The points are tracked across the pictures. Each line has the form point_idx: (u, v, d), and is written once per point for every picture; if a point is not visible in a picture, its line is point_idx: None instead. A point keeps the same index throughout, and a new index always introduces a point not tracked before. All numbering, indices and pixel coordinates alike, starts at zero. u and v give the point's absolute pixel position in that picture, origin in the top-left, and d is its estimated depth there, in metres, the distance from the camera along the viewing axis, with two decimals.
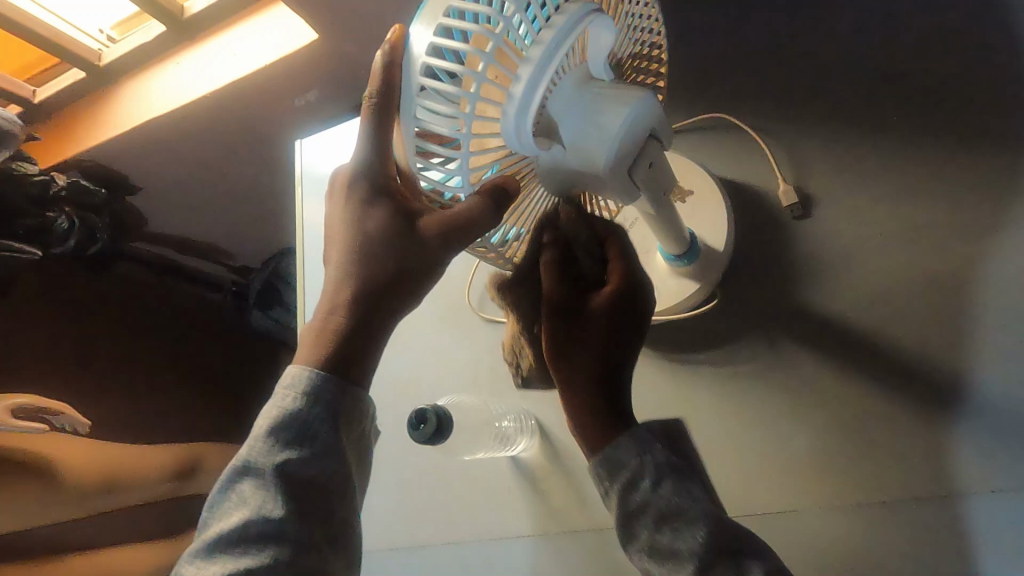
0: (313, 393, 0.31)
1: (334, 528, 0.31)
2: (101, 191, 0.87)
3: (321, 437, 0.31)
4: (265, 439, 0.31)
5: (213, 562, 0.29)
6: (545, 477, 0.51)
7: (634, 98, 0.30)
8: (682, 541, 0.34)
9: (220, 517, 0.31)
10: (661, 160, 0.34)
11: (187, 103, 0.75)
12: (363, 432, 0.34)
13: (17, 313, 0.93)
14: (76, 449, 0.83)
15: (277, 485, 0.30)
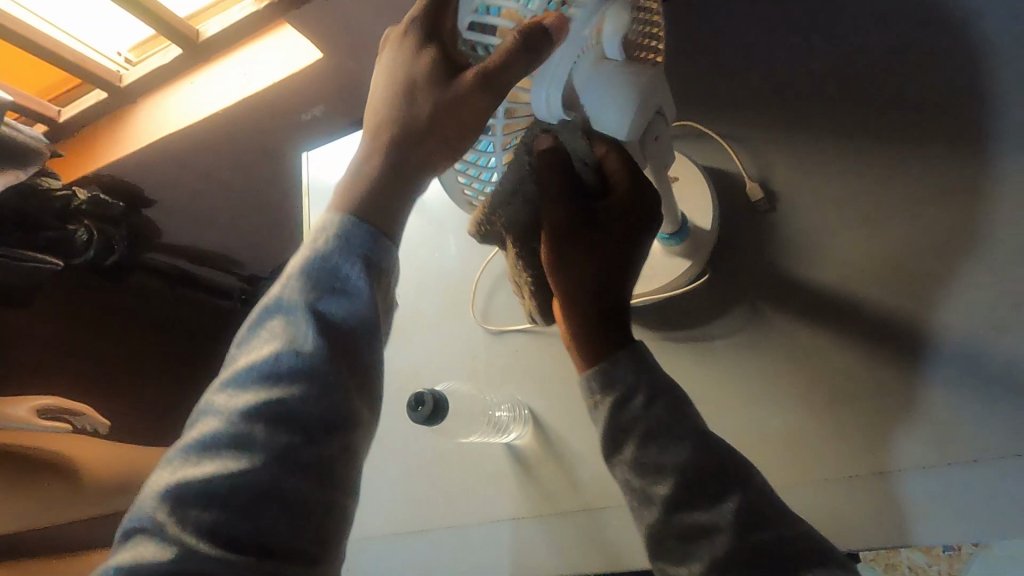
0: (347, 237, 0.33)
1: (361, 372, 0.32)
2: (120, 204, 0.92)
3: (351, 283, 0.32)
4: (299, 280, 0.33)
5: (244, 392, 0.31)
6: (539, 462, 0.54)
7: (647, 76, 0.36)
8: (667, 455, 0.36)
9: (251, 351, 0.32)
10: (664, 135, 0.41)
11: (201, 118, 0.80)
12: (390, 288, 0.34)
13: (40, 318, 0.97)
14: (98, 449, 0.86)
15: (306, 321, 0.31)
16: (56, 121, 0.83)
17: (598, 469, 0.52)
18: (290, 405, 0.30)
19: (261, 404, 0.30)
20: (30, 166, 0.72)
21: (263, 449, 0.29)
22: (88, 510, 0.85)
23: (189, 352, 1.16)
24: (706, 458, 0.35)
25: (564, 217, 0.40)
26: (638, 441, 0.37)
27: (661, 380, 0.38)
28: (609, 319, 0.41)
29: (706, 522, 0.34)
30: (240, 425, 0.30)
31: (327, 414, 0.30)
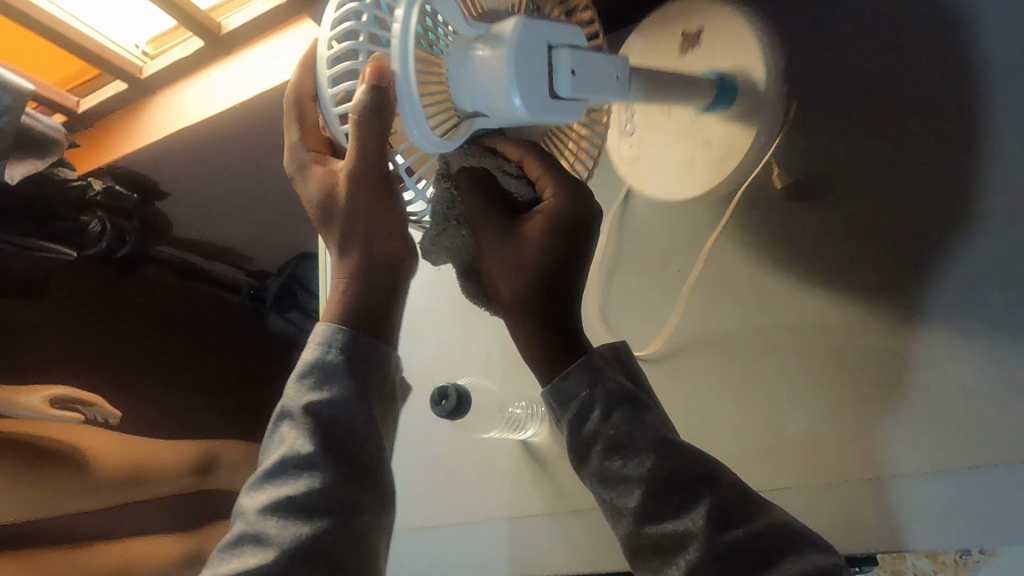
0: (337, 343, 0.35)
1: (362, 466, 0.34)
2: (134, 195, 0.92)
3: (343, 383, 0.34)
4: (297, 385, 0.35)
5: (262, 491, 0.34)
6: (555, 460, 0.54)
7: (506, 42, 0.33)
8: (630, 467, 0.35)
9: (267, 453, 0.35)
10: (580, 64, 0.36)
11: (216, 112, 0.80)
12: (388, 382, 0.36)
13: (47, 307, 0.97)
14: (102, 442, 0.86)
15: (304, 421, 0.34)
16: (74, 111, 0.83)
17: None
18: (301, 500, 0.32)
19: (276, 504, 0.33)
20: (48, 156, 0.71)
21: (278, 546, 0.32)
22: (96, 502, 0.84)
23: (195, 345, 1.18)
24: (663, 456, 0.35)
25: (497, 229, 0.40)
26: (603, 457, 0.36)
27: (616, 386, 0.37)
28: (547, 320, 0.39)
29: (681, 532, 0.33)
30: (255, 524, 0.33)
31: (329, 509, 0.33)
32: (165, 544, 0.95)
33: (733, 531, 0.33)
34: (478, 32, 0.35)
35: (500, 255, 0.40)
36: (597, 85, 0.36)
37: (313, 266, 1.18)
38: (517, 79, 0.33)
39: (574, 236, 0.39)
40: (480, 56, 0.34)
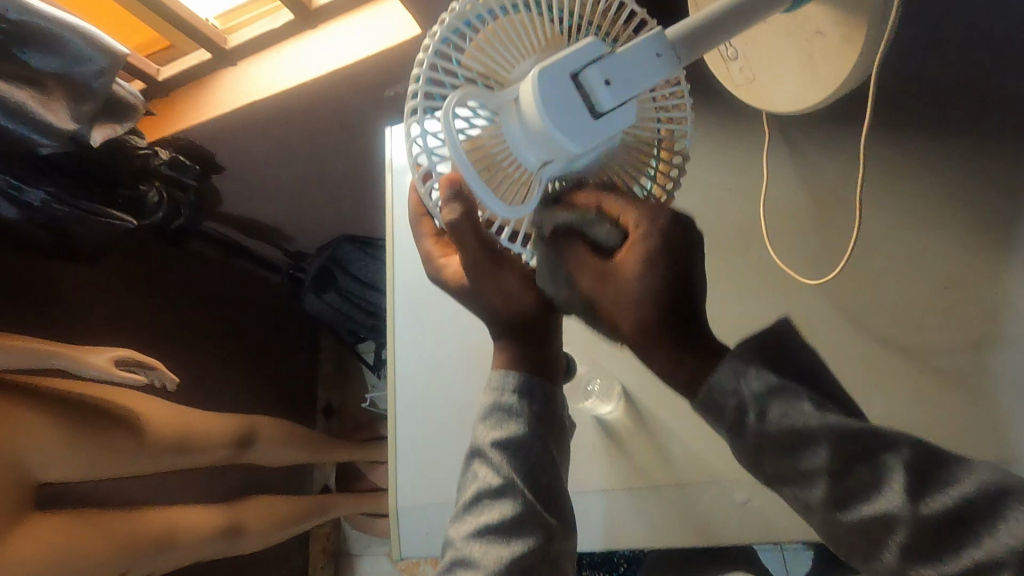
0: (516, 389, 0.47)
1: (546, 485, 0.45)
2: (194, 166, 0.93)
3: (526, 419, 0.46)
4: (486, 428, 0.47)
5: (472, 520, 0.44)
6: (629, 436, 0.55)
7: (531, 99, 0.37)
8: (808, 459, 0.34)
9: (467, 489, 0.46)
10: (606, 71, 0.38)
11: (285, 88, 0.81)
12: (554, 419, 0.48)
13: (102, 273, 0.98)
14: (155, 408, 0.88)
15: (499, 452, 0.45)
16: (154, 79, 0.84)
17: (693, 446, 0.53)
18: (508, 516, 0.42)
19: (487, 524, 0.42)
20: (125, 121, 0.72)
21: (499, 559, 0.41)
22: (146, 466, 0.85)
23: (234, 321, 1.21)
24: (839, 436, 0.33)
25: (597, 273, 0.40)
26: (776, 456, 0.35)
27: (759, 382, 0.36)
28: (676, 322, 0.39)
29: (881, 514, 0.31)
30: (474, 546, 0.42)
31: (534, 521, 0.43)
32: (204, 513, 0.96)
33: (935, 501, 0.30)
34: (510, 97, 0.39)
35: (609, 296, 0.40)
36: (630, 83, 0.38)
37: (358, 252, 1.20)
38: (557, 125, 0.37)
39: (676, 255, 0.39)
40: (522, 121, 0.39)
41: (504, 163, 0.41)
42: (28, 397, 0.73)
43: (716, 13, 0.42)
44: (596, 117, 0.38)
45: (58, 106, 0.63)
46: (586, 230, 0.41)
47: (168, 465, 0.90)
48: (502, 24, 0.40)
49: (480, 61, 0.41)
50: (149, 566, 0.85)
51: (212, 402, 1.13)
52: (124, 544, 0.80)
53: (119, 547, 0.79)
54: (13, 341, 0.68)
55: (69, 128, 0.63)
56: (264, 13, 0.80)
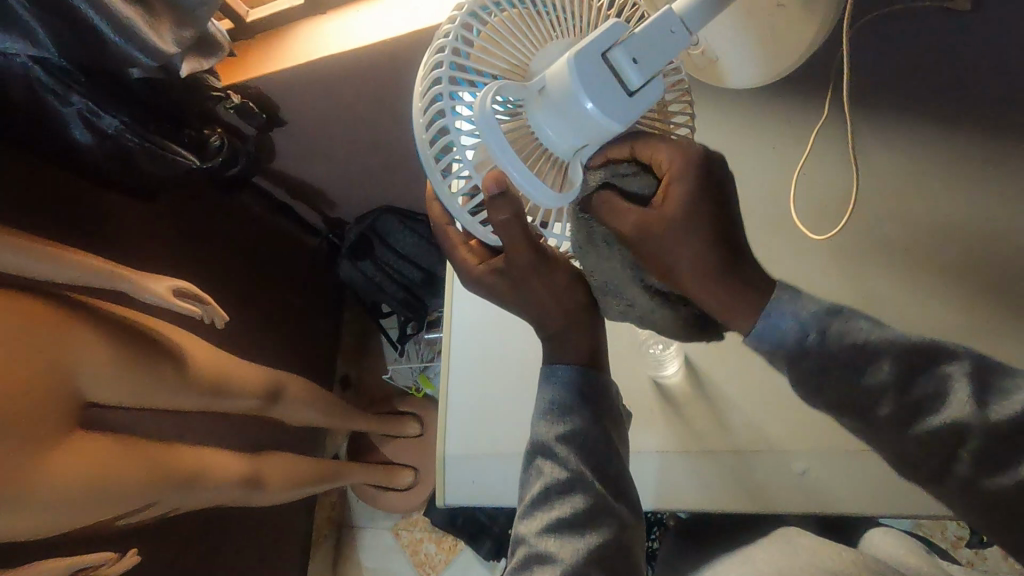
0: (574, 386, 0.50)
1: (609, 475, 0.49)
2: (262, 116, 0.92)
3: (585, 414, 0.50)
4: (547, 424, 0.50)
5: (541, 513, 0.47)
6: (691, 403, 0.65)
7: (565, 87, 0.38)
8: (874, 376, 0.39)
9: (531, 485, 0.49)
10: (635, 45, 0.38)
11: (356, 46, 0.82)
12: (612, 413, 0.52)
13: (153, 207, 0.98)
14: (199, 347, 0.89)
15: (564, 448, 0.49)
16: (242, 20, 0.83)
17: (748, 413, 0.63)
18: (577, 509, 0.46)
19: (557, 517, 0.46)
20: (210, 58, 0.73)
21: (573, 551, 0.44)
22: (183, 402, 0.86)
23: (268, 276, 1.23)
24: (901, 358, 0.39)
25: (642, 213, 0.43)
26: (843, 380, 0.40)
27: (819, 308, 0.41)
28: (724, 244, 0.43)
29: (953, 421, 0.36)
30: (547, 540, 0.46)
31: (604, 511, 0.46)
32: (229, 458, 0.97)
33: (1000, 409, 0.36)
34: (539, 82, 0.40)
35: (653, 242, 0.43)
36: (661, 58, 0.38)
37: (399, 223, 1.22)
38: (594, 104, 0.38)
39: (717, 184, 0.43)
40: (554, 105, 0.40)
41: (539, 151, 0.43)
42: (88, 314, 0.74)
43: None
44: (630, 94, 0.39)
45: (163, 29, 0.65)
46: (627, 178, 0.44)
47: (201, 406, 0.90)
48: (512, 15, 0.43)
49: (498, 55, 0.43)
50: (171, 501, 0.85)
51: (240, 350, 1.15)
52: (153, 475, 0.81)
53: (148, 477, 0.80)
54: (80, 258, 0.70)
55: (170, 52, 0.66)
56: None
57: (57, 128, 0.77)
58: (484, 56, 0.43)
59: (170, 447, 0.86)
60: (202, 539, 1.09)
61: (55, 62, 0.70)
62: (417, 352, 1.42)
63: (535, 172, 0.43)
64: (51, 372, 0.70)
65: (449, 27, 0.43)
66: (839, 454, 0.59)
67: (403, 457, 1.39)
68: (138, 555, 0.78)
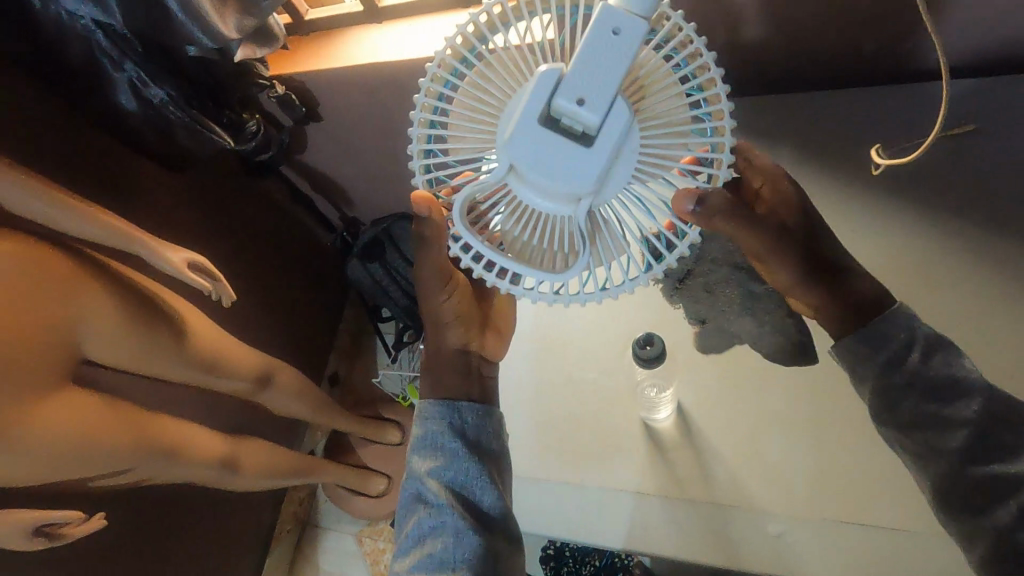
0: (451, 425, 0.61)
1: (478, 503, 0.60)
2: (302, 109, 0.95)
3: (457, 451, 0.60)
4: (425, 463, 0.61)
5: (420, 544, 0.59)
6: (676, 450, 0.68)
7: (517, 159, 0.41)
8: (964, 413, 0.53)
9: (410, 518, 0.60)
10: (572, 91, 0.39)
11: (402, 59, 0.84)
12: (488, 443, 0.62)
13: (178, 179, 1.00)
14: (200, 322, 0.90)
15: (435, 484, 0.59)
16: (301, 18, 0.87)
17: (731, 468, 0.65)
18: (449, 541, 0.57)
19: (432, 548, 0.57)
20: (265, 48, 0.76)
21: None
22: (176, 373, 0.87)
23: (276, 262, 1.24)
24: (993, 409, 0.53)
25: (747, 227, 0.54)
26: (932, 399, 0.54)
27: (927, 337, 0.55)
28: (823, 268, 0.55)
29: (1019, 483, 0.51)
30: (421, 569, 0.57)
31: (472, 538, 0.57)
32: (210, 436, 0.97)
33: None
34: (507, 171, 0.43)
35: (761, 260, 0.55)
36: (606, 92, 0.38)
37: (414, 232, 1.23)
38: (551, 170, 0.41)
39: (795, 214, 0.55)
40: (527, 179, 0.42)
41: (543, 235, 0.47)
42: (97, 271, 0.75)
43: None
44: (591, 141, 0.40)
45: (228, 14, 0.68)
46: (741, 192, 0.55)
47: (193, 381, 0.91)
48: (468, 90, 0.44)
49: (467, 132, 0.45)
50: (146, 470, 0.85)
51: (239, 330, 1.15)
52: (133, 441, 0.81)
53: (127, 441, 0.80)
54: (105, 218, 0.72)
55: (230, 37, 0.69)
56: None
57: (105, 91, 0.79)
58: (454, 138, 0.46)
59: (156, 417, 0.86)
60: (166, 514, 1.08)
61: (116, 29, 0.72)
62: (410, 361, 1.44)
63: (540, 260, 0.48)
64: (56, 324, 0.70)
65: (416, 119, 0.46)
66: (813, 523, 0.62)
67: (379, 463, 1.38)
68: (104, 519, 0.78)
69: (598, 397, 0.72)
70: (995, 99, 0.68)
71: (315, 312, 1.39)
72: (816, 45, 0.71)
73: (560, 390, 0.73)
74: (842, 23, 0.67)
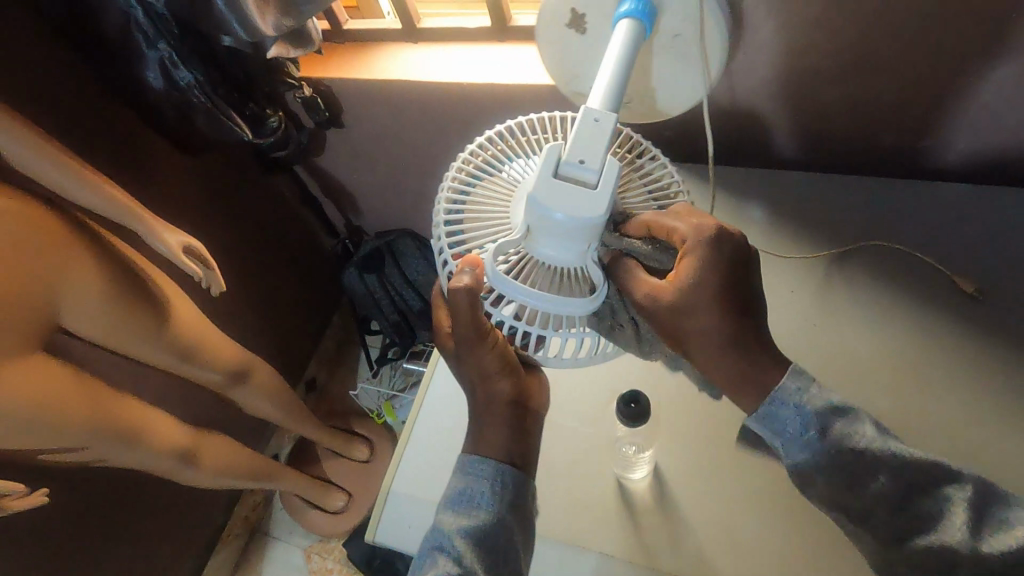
0: (496, 484, 0.56)
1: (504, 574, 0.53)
2: (325, 113, 0.96)
3: (496, 512, 0.55)
4: (459, 516, 0.55)
5: None
6: (647, 514, 0.65)
7: (535, 207, 0.44)
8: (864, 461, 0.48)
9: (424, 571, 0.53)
10: (575, 151, 0.44)
11: (430, 80, 0.85)
12: (526, 514, 0.57)
13: (189, 163, 0.99)
14: (185, 309, 0.88)
15: (462, 542, 0.54)
16: (339, 27, 0.88)
17: (701, 541, 0.63)
18: None
19: None
20: (298, 49, 0.77)
21: None
22: (151, 356, 0.85)
23: (273, 261, 1.23)
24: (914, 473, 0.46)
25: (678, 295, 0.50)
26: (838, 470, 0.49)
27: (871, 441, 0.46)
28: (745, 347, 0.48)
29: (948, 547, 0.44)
30: None
31: None
32: (174, 425, 0.94)
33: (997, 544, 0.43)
34: (522, 227, 0.47)
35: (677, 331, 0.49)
36: (597, 147, 0.44)
37: (417, 250, 1.24)
38: (566, 212, 0.43)
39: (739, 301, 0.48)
40: (543, 235, 0.46)
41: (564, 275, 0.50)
42: (90, 241, 0.73)
43: (618, 61, 0.51)
44: (592, 185, 0.44)
45: (267, 12, 0.68)
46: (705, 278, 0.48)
47: (167, 366, 0.89)
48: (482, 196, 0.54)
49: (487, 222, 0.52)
50: (101, 452, 0.82)
51: (225, 322, 1.14)
52: (93, 420, 0.78)
53: (86, 419, 0.77)
54: (111, 191, 0.71)
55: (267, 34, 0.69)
56: (462, 14, 0.86)
57: (133, 66, 0.79)
58: (474, 225, 0.53)
59: (122, 399, 0.83)
60: (113, 501, 1.04)
61: (156, 9, 0.72)
62: (391, 379, 1.44)
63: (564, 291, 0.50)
64: (36, 291, 0.69)
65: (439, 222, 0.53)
66: None
67: (342, 479, 1.34)
68: (47, 497, 0.74)
69: (575, 446, 0.70)
70: (1000, 207, 0.69)
71: (304, 316, 1.38)
72: (836, 133, 0.71)
73: None
74: (865, 115, 0.68)
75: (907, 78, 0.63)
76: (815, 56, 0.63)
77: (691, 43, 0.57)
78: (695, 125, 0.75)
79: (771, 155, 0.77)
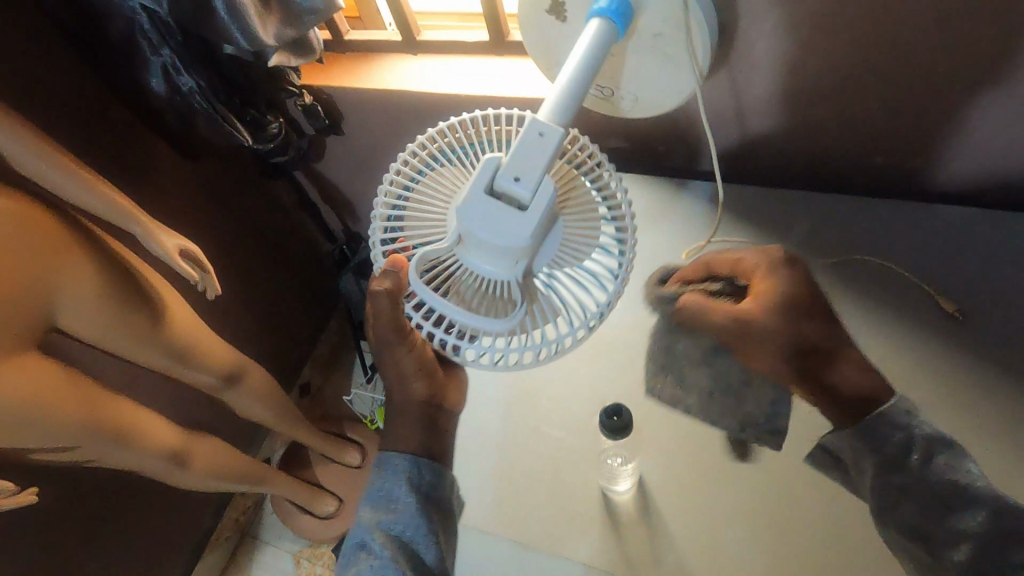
0: (409, 480, 0.65)
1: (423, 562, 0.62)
2: (326, 121, 0.97)
3: (413, 506, 0.64)
4: (380, 512, 0.65)
5: None
6: (630, 526, 0.66)
7: (462, 221, 0.45)
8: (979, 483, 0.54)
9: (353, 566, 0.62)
10: (507, 168, 0.44)
11: (429, 92, 0.86)
12: (440, 502, 0.67)
13: (189, 165, 1.00)
14: (179, 311, 0.89)
15: (383, 535, 0.63)
16: (340, 37, 0.90)
17: (683, 554, 0.64)
18: None
19: None
20: (299, 59, 0.78)
21: None
22: (144, 357, 0.85)
23: (269, 264, 1.24)
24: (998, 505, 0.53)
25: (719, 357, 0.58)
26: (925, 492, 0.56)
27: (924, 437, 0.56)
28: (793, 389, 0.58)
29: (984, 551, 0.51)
30: None
31: None
32: (166, 427, 0.94)
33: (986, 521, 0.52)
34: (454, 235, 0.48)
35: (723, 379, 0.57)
36: (534, 168, 0.44)
37: None
38: (491, 229, 0.44)
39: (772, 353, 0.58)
40: (473, 248, 0.47)
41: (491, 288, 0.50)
42: (86, 243, 0.74)
43: (578, 65, 0.50)
44: (522, 205, 0.44)
45: (269, 22, 0.71)
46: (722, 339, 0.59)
47: (160, 368, 0.89)
48: (422, 193, 0.55)
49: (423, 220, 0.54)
50: (93, 452, 0.82)
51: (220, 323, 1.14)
52: (86, 421, 0.78)
53: (79, 419, 0.78)
54: (108, 194, 0.72)
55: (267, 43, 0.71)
56: (461, 27, 0.88)
57: (137, 70, 0.80)
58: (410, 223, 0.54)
59: (115, 400, 0.84)
60: (104, 502, 1.04)
61: (161, 16, 0.73)
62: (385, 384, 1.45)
63: (489, 308, 0.50)
64: (31, 291, 0.69)
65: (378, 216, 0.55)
66: None
67: (333, 484, 1.34)
68: (38, 496, 0.75)
69: (562, 457, 0.71)
70: (984, 229, 0.70)
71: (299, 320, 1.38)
72: (825, 152, 0.73)
73: (525, 445, 0.72)
74: (852, 136, 0.69)
75: (894, 101, 0.64)
76: (806, 77, 0.64)
77: (673, 43, 0.58)
78: (686, 141, 0.77)
79: (761, 172, 0.78)
